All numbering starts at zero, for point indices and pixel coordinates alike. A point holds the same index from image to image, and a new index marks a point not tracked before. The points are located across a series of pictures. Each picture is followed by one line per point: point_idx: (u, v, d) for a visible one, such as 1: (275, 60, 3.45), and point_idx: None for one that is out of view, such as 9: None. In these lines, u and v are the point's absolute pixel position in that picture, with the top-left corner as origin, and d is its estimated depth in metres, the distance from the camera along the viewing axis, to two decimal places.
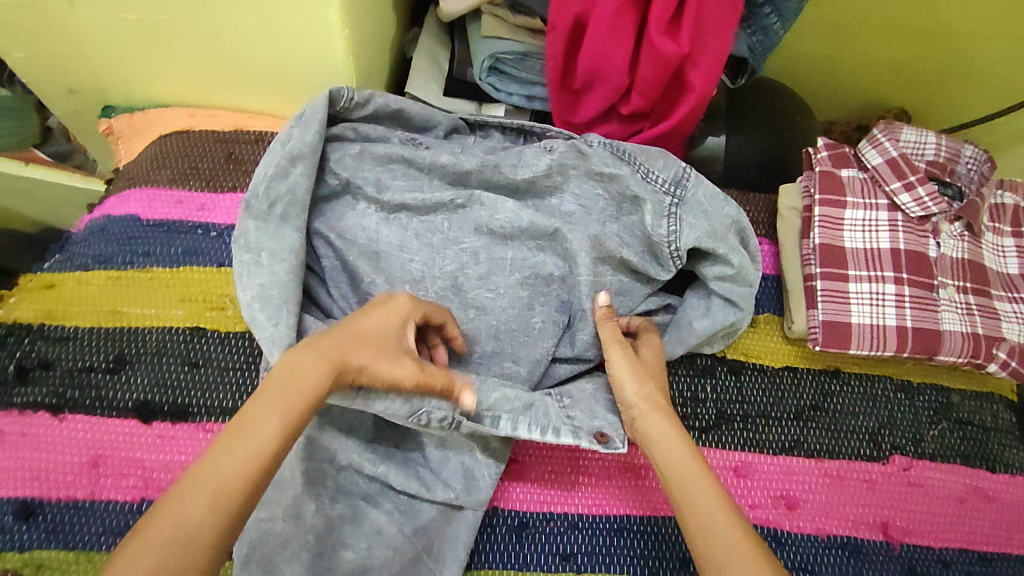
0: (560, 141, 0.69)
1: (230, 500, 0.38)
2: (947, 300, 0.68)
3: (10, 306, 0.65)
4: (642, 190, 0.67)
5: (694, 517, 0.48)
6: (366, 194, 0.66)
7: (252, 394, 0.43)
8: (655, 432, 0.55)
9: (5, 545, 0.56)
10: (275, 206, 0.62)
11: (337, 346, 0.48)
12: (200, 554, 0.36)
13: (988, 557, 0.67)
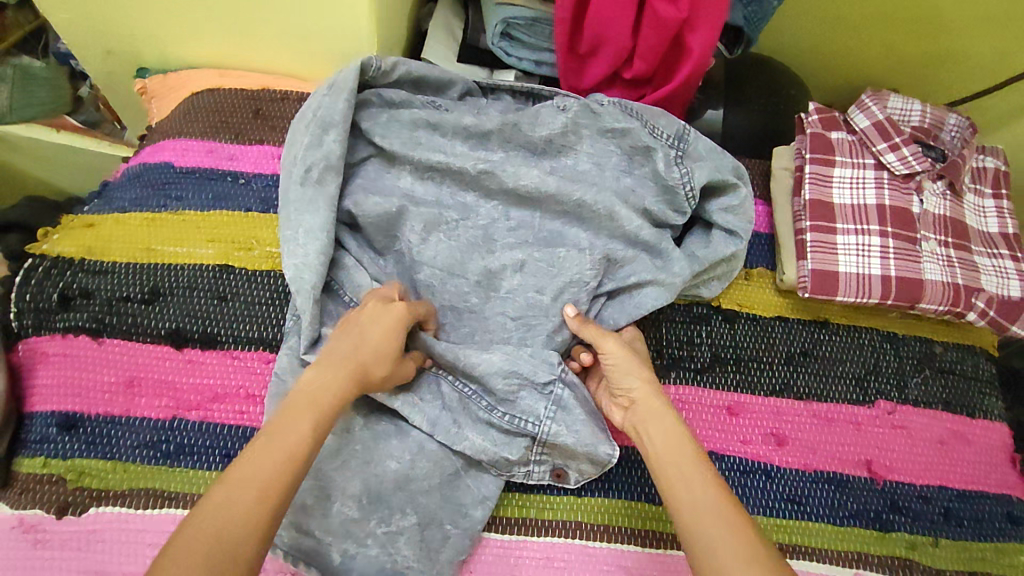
0: (573, 101, 0.73)
1: (275, 493, 0.44)
2: (927, 252, 0.73)
3: (54, 241, 0.69)
4: (653, 142, 0.72)
5: (676, 485, 0.51)
6: (394, 155, 0.70)
7: (283, 403, 0.49)
8: (642, 411, 0.59)
9: (51, 452, 0.61)
10: (312, 171, 0.66)
11: (347, 358, 0.53)
12: (248, 539, 0.42)
13: (966, 494, 0.70)
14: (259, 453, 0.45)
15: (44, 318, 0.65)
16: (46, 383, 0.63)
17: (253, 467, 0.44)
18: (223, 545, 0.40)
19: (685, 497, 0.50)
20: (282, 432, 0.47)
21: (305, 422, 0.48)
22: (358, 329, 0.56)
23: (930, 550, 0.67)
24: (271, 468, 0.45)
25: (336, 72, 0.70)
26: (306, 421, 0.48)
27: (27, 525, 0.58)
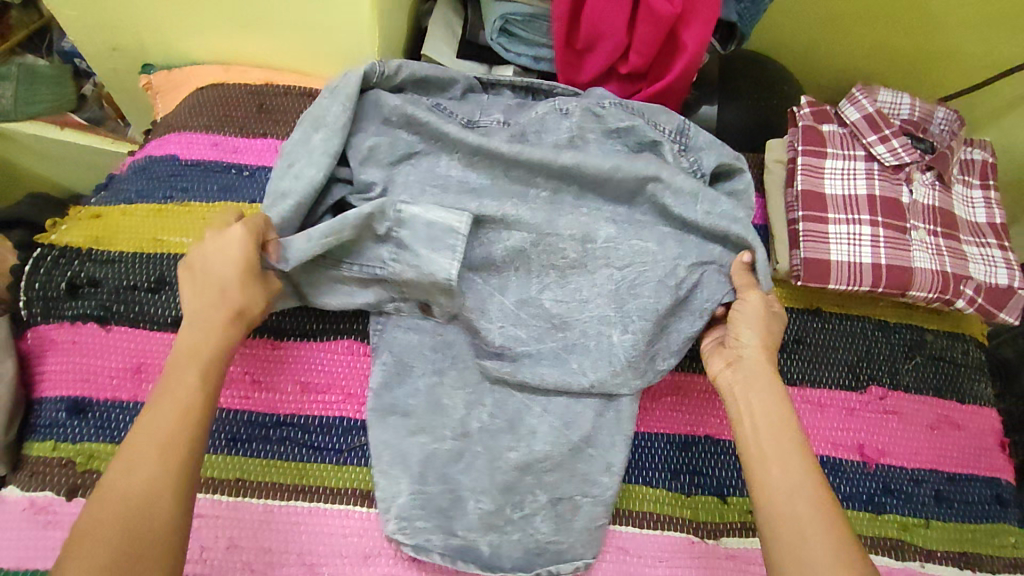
0: (576, 103, 0.75)
1: (174, 452, 0.47)
2: (917, 241, 0.74)
3: (62, 232, 0.71)
4: (659, 135, 0.74)
5: (763, 451, 0.55)
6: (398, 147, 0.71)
7: (162, 371, 0.52)
8: (746, 375, 0.61)
9: (60, 436, 0.62)
10: (292, 166, 0.69)
11: (206, 299, 0.55)
12: (162, 498, 0.45)
13: (957, 478, 0.72)
14: (146, 418, 0.48)
15: (53, 306, 0.67)
16: (55, 368, 0.65)
17: (147, 432, 0.48)
18: (148, 508, 0.44)
19: (771, 470, 0.53)
20: (163, 393, 0.50)
21: (188, 379, 0.51)
22: (188, 277, 0.56)
23: (922, 532, 0.69)
24: (169, 425, 0.48)
25: (337, 78, 0.73)
26: (183, 374, 0.51)
27: (37, 506, 0.59)
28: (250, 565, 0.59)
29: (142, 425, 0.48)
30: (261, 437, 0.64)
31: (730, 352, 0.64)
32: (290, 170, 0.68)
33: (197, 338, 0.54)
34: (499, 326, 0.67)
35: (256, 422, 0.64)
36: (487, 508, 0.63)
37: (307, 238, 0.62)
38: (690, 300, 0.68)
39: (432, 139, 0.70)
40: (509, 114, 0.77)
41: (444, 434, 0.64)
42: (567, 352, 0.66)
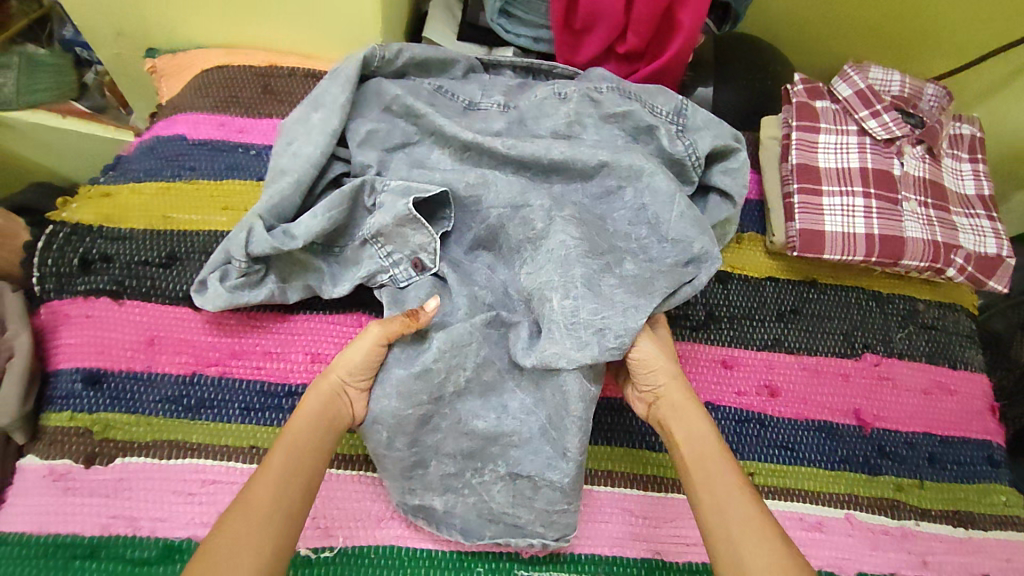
0: (574, 89, 0.76)
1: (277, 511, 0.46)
2: (909, 212, 0.77)
3: (73, 211, 0.72)
4: (654, 119, 0.75)
5: (693, 462, 0.55)
6: (404, 131, 0.73)
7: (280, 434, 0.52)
8: (674, 403, 0.61)
9: (77, 406, 0.63)
10: (293, 143, 0.70)
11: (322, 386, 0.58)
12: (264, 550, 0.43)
13: (949, 440, 0.74)
14: (276, 471, 0.49)
15: (66, 282, 0.68)
16: (70, 342, 0.66)
17: (278, 484, 0.48)
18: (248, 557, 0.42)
19: (701, 478, 0.54)
20: (295, 457, 0.51)
21: (317, 448, 0.53)
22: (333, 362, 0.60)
23: (916, 491, 0.71)
24: (298, 490, 0.49)
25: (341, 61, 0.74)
26: (314, 445, 0.53)
27: (57, 474, 0.61)
28: None
29: (275, 478, 0.48)
30: (273, 407, 0.65)
31: (647, 390, 0.64)
32: (293, 146, 0.69)
33: (328, 416, 0.56)
34: None
35: (268, 391, 0.66)
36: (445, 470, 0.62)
37: (312, 213, 0.65)
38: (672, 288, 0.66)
39: (431, 127, 0.73)
40: (510, 96, 0.78)
41: None
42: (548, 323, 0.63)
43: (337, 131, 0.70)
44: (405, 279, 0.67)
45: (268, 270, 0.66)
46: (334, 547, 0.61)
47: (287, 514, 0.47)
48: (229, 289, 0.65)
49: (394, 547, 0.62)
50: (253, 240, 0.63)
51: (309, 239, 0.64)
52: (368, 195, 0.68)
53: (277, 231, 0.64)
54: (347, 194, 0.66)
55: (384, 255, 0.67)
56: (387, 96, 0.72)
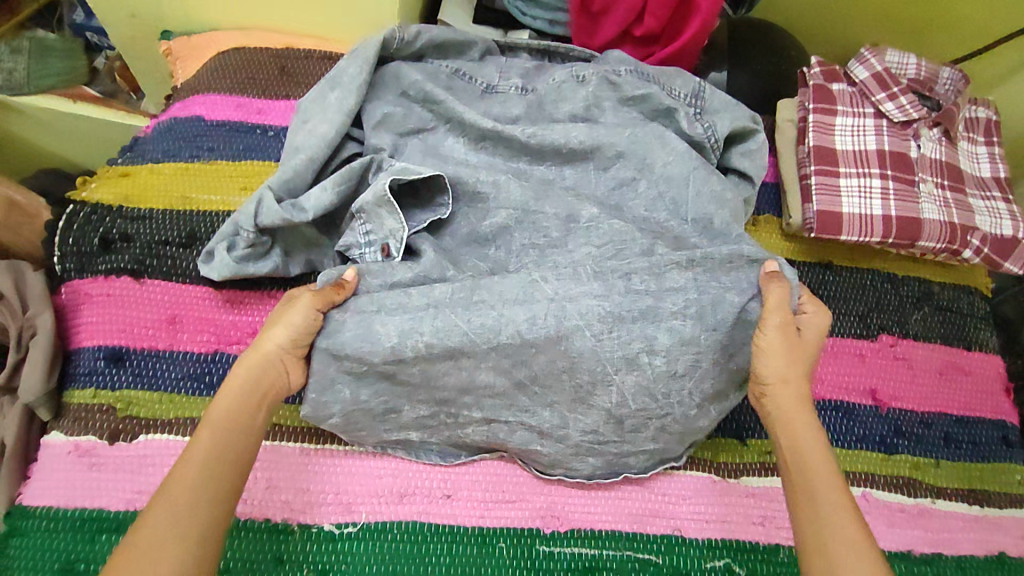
0: (592, 71, 0.76)
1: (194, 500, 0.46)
2: (925, 193, 0.77)
3: (92, 190, 0.72)
4: (673, 102, 0.75)
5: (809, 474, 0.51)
6: (423, 112, 0.73)
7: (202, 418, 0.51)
8: (791, 409, 0.55)
9: (100, 383, 0.64)
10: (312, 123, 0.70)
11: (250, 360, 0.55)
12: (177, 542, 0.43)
13: (965, 420, 0.75)
14: (202, 457, 0.48)
15: (87, 261, 0.68)
16: (92, 320, 0.66)
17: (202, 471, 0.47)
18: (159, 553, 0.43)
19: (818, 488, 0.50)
20: (222, 440, 0.50)
21: (248, 429, 0.52)
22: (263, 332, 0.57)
23: (932, 470, 0.72)
24: (222, 472, 0.48)
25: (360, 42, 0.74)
26: (243, 423, 0.51)
27: (82, 450, 0.61)
28: (291, 504, 0.61)
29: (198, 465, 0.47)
30: None
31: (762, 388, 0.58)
32: (312, 126, 0.69)
33: (259, 390, 0.54)
34: None
35: None
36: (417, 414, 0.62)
37: (322, 186, 0.65)
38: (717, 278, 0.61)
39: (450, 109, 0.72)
40: (528, 79, 0.79)
41: None
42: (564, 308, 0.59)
43: (354, 111, 0.70)
44: (370, 260, 0.66)
45: (275, 244, 0.67)
46: (357, 523, 0.62)
47: (212, 502, 0.46)
48: (237, 260, 0.65)
49: (416, 523, 0.62)
50: (262, 211, 0.63)
51: (318, 213, 0.65)
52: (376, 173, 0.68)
53: (286, 203, 0.65)
54: (359, 170, 0.66)
55: (362, 230, 0.66)
56: (405, 78, 0.72)
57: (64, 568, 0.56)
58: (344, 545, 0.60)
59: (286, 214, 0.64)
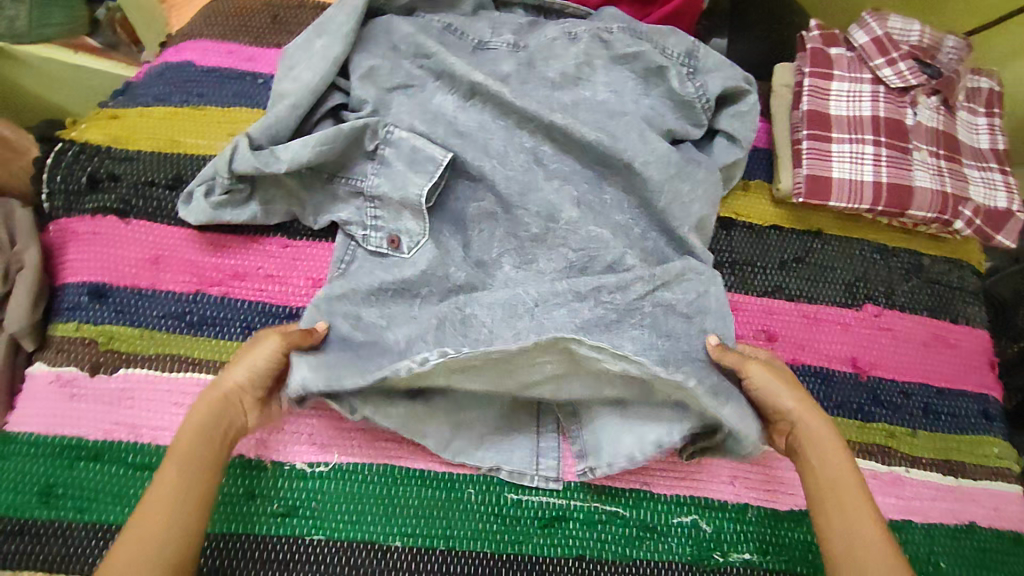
0: (584, 29, 0.75)
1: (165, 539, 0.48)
2: (919, 161, 0.76)
3: (82, 130, 0.73)
4: (665, 61, 0.73)
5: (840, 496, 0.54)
6: (410, 63, 0.72)
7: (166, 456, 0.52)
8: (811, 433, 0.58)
9: (84, 317, 0.65)
10: (296, 70, 0.70)
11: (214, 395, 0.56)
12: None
13: (945, 392, 0.74)
14: (168, 493, 0.50)
15: (75, 199, 0.69)
16: (77, 256, 0.67)
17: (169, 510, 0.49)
18: None
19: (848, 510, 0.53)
20: (186, 476, 0.51)
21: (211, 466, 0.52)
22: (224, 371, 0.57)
23: (908, 439, 0.71)
24: (190, 511, 0.50)
25: None
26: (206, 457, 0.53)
27: (64, 380, 0.62)
28: (265, 440, 0.63)
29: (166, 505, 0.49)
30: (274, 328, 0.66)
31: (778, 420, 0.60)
32: (298, 73, 0.69)
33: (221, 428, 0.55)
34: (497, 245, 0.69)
35: (270, 313, 0.67)
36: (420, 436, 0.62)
37: (303, 141, 0.65)
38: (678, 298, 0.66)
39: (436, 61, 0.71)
40: (520, 36, 0.76)
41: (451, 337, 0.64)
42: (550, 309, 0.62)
43: (338, 59, 0.69)
44: (372, 246, 0.68)
45: (253, 192, 0.67)
46: (327, 463, 0.62)
47: (180, 536, 0.49)
48: (213, 206, 0.66)
49: (386, 467, 0.63)
50: (237, 158, 0.64)
51: (294, 166, 0.64)
52: (369, 138, 0.68)
53: (263, 152, 0.64)
54: (346, 132, 0.66)
55: (370, 216, 0.68)
56: (393, 32, 0.72)
57: (43, 491, 0.58)
58: (315, 483, 0.62)
59: (258, 163, 0.63)
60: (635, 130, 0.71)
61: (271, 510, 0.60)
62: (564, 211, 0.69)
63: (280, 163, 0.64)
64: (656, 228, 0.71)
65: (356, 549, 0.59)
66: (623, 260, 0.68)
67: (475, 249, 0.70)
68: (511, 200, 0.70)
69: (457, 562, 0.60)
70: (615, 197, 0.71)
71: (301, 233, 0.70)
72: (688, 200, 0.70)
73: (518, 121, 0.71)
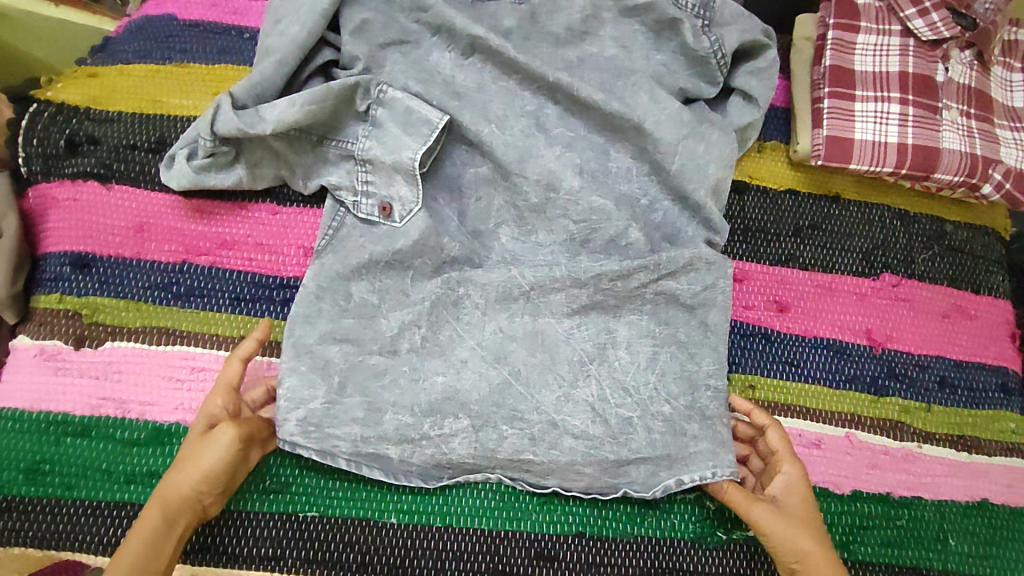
0: None
1: None
2: (948, 121, 0.71)
3: (58, 90, 0.69)
4: (679, 12, 0.68)
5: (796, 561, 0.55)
6: (403, 16, 0.67)
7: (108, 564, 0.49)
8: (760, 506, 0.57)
9: (66, 289, 0.62)
10: (280, 23, 0.65)
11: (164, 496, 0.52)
12: None
13: (963, 365, 0.71)
14: None
15: (53, 164, 0.66)
16: (58, 224, 0.64)
17: None
18: None
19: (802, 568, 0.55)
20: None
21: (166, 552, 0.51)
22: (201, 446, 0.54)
23: (922, 415, 0.69)
24: None
25: None
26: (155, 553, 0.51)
27: (48, 353, 0.60)
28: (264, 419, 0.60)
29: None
30: (265, 299, 0.64)
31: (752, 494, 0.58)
32: (283, 26, 0.64)
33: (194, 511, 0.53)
34: (494, 216, 0.66)
35: (260, 283, 0.64)
36: (402, 422, 0.59)
37: (290, 100, 0.61)
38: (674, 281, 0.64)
39: (430, 14, 0.66)
40: None
41: (445, 313, 0.62)
42: (540, 301, 0.63)
43: (327, 11, 0.64)
44: (364, 214, 0.64)
45: (238, 155, 0.64)
46: None
47: None
48: (196, 170, 0.63)
49: None
50: (219, 118, 0.60)
51: (280, 127, 0.61)
52: (361, 98, 0.63)
53: (246, 111, 0.61)
54: (336, 92, 0.62)
55: (361, 180, 0.64)
56: None
57: (31, 467, 0.57)
58: (308, 459, 0.60)
59: (242, 127, 0.60)
60: (644, 89, 0.66)
61: (264, 487, 0.59)
62: (566, 180, 0.66)
63: (267, 127, 0.61)
64: (664, 197, 0.67)
65: (352, 526, 0.58)
66: (626, 234, 0.65)
67: (472, 219, 0.66)
68: (509, 167, 0.66)
69: (455, 539, 0.59)
70: (622, 164, 0.67)
71: (291, 199, 0.67)
72: (704, 160, 0.66)
73: (519, 81, 0.67)
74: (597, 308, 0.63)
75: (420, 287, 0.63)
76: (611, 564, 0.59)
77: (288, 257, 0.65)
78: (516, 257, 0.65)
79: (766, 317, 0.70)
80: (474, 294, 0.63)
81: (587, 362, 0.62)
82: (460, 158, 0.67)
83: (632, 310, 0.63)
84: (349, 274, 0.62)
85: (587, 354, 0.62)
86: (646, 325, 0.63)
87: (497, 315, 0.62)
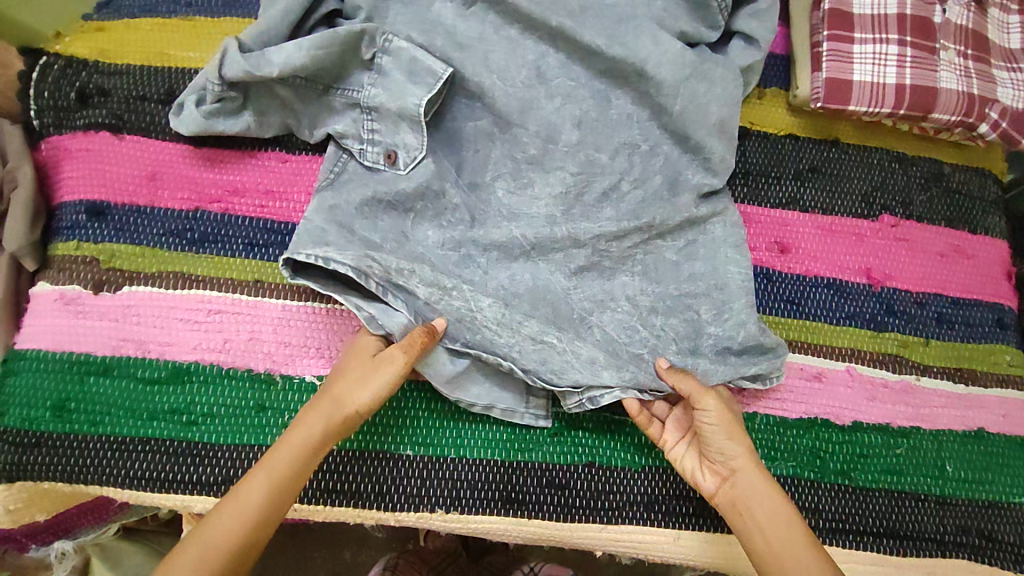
0: None
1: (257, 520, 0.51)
2: (945, 61, 0.72)
3: (67, 44, 0.70)
4: None
5: (785, 560, 0.52)
6: None
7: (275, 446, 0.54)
8: (747, 489, 0.56)
9: (83, 236, 0.64)
10: None
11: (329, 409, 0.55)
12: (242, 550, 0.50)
13: (960, 301, 0.73)
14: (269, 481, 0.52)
15: (64, 116, 0.66)
16: (71, 174, 0.65)
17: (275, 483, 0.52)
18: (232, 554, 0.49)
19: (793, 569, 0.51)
20: (287, 473, 0.53)
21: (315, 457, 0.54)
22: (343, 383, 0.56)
23: (921, 349, 0.71)
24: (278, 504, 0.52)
25: None
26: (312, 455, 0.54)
27: (68, 298, 0.62)
28: (286, 364, 0.62)
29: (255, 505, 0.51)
30: (277, 243, 0.65)
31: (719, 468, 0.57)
32: None
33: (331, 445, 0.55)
34: (496, 164, 0.67)
35: (273, 229, 0.66)
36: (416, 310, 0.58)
37: (297, 45, 0.62)
38: (674, 226, 0.66)
39: None
40: None
41: (453, 256, 0.64)
42: (542, 247, 0.64)
43: None
44: (368, 159, 0.65)
45: (246, 102, 0.65)
46: None
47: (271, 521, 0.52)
48: (205, 115, 0.64)
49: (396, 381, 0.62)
50: (227, 62, 0.61)
51: (287, 70, 0.62)
52: (367, 46, 0.64)
53: (254, 54, 0.62)
54: (343, 39, 0.63)
55: (366, 127, 0.65)
56: None
57: (57, 405, 0.59)
58: None
59: (248, 70, 0.60)
60: (646, 33, 0.66)
61: (282, 422, 0.60)
62: (566, 129, 0.67)
63: (271, 69, 0.61)
64: (666, 140, 0.68)
65: (369, 458, 0.60)
66: (619, 186, 0.67)
67: (477, 167, 0.67)
68: (510, 118, 0.67)
69: (469, 469, 0.61)
70: (623, 110, 0.68)
71: (299, 147, 0.68)
72: (705, 101, 0.67)
73: (521, 29, 0.67)
74: (603, 251, 0.65)
75: (426, 234, 0.64)
76: (619, 491, 0.62)
77: (297, 204, 0.66)
78: (521, 204, 0.66)
79: (769, 257, 0.71)
80: (480, 242, 0.64)
81: (579, 320, 0.64)
82: (463, 109, 0.68)
83: (630, 258, 0.65)
84: (353, 223, 0.63)
85: (587, 303, 0.64)
86: (649, 266, 0.66)
87: (507, 259, 0.64)
